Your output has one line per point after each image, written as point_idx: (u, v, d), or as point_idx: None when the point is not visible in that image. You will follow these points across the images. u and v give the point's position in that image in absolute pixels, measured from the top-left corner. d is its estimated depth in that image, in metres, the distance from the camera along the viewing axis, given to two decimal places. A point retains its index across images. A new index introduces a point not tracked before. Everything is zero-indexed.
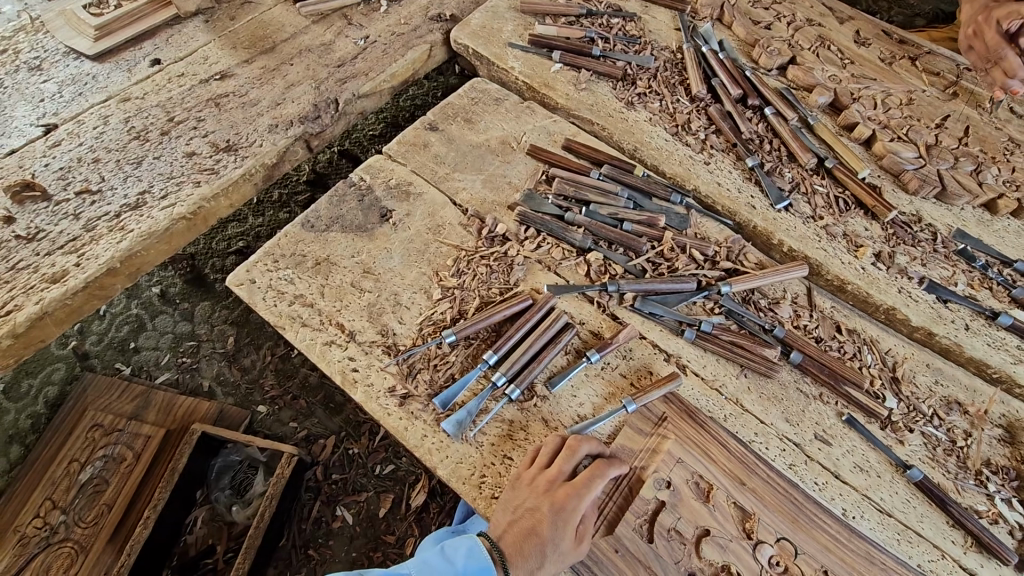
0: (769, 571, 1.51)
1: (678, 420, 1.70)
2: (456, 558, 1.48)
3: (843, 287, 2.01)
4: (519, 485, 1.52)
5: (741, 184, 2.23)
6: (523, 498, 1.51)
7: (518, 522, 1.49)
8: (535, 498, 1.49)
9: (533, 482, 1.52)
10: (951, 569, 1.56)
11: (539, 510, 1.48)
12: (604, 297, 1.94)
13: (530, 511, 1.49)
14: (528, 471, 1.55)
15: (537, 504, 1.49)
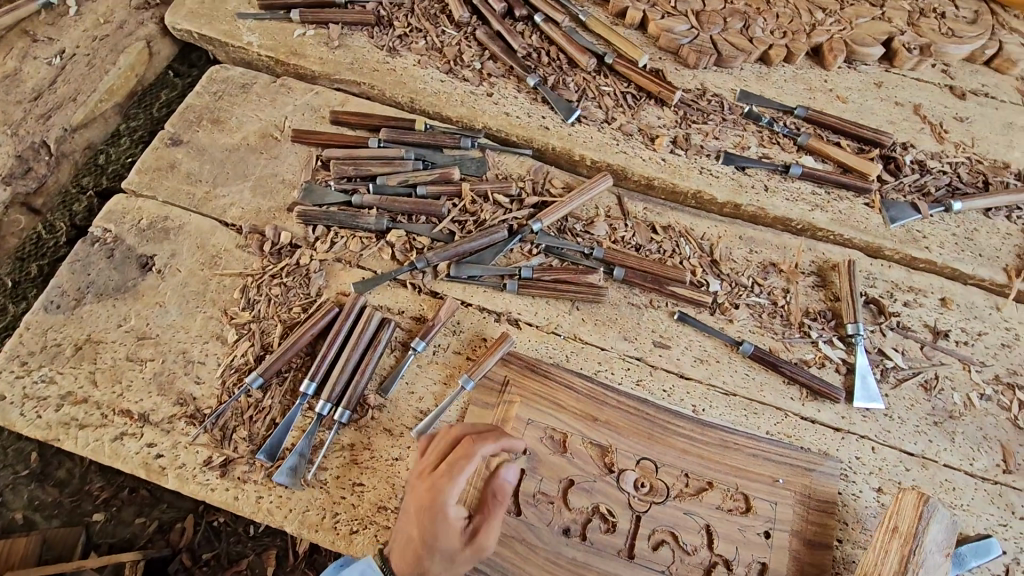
0: (637, 495, 1.52)
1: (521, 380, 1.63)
2: None
3: (650, 184, 2.00)
4: (409, 487, 1.36)
5: (529, 107, 2.09)
6: (410, 502, 1.34)
7: (406, 529, 1.33)
8: (418, 502, 1.32)
9: (420, 484, 1.34)
10: (793, 423, 1.67)
11: (421, 516, 1.31)
12: (417, 276, 1.79)
13: (413, 516, 1.32)
14: (421, 468, 1.37)
15: (418, 510, 1.31)
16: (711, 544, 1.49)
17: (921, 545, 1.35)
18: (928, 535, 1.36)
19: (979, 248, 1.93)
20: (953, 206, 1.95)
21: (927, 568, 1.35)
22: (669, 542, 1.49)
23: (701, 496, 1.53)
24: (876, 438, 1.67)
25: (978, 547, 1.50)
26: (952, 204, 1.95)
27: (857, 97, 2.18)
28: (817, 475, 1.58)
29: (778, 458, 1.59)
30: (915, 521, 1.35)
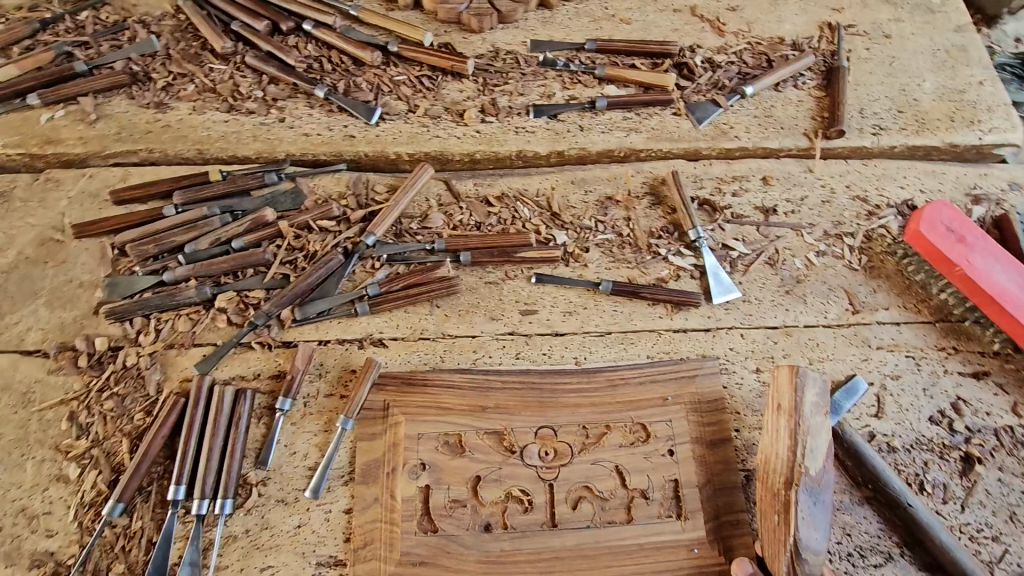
0: (545, 464, 1.52)
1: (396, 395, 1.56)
2: None
3: (473, 160, 1.96)
4: None
5: (326, 120, 1.97)
6: None
7: None
8: None
9: None
10: (668, 340, 1.73)
11: None
12: (262, 332, 1.66)
13: None
14: None
15: None
16: (626, 482, 1.52)
17: (805, 415, 1.31)
18: (810, 400, 1.32)
19: (780, 122, 2.07)
20: (746, 92, 2.06)
21: (817, 434, 1.31)
22: (587, 496, 1.51)
23: (603, 441, 1.56)
24: (742, 324, 1.77)
25: (847, 389, 1.67)
26: (745, 90, 2.06)
27: (639, 15, 2.23)
28: (700, 378, 1.66)
29: (662, 377, 1.65)
30: (791, 393, 1.32)
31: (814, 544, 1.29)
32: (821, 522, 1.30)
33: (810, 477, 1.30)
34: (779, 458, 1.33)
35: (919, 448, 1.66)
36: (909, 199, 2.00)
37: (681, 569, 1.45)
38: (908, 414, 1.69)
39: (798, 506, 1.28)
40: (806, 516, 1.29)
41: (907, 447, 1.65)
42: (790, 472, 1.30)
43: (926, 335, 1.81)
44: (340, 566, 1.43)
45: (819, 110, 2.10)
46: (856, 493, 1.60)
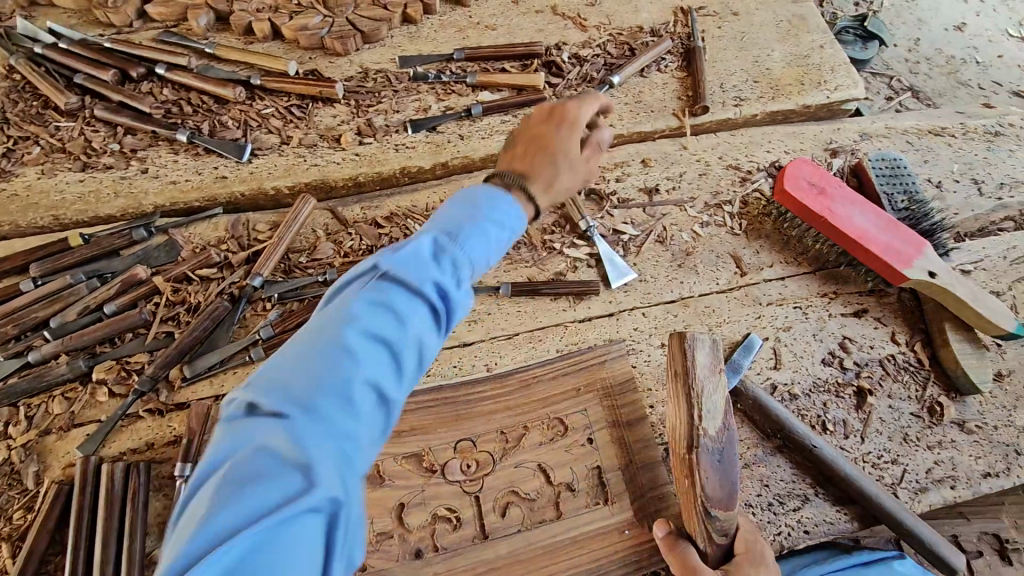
0: (468, 477, 1.52)
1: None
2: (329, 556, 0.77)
3: (357, 183, 1.92)
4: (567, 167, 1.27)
5: (194, 165, 1.87)
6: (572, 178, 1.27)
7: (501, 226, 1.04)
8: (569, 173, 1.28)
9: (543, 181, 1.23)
10: (574, 332, 1.77)
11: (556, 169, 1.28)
12: (151, 397, 1.55)
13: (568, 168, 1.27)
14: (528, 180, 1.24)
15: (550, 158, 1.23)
16: (550, 478, 1.54)
17: (698, 374, 1.32)
18: (701, 363, 1.33)
19: (650, 106, 2.16)
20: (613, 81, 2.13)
21: (712, 392, 1.32)
22: (514, 500, 1.51)
23: (523, 442, 1.57)
24: (642, 304, 1.84)
25: (744, 349, 1.77)
26: (612, 80, 2.13)
27: (503, 20, 2.28)
28: (609, 361, 1.69)
29: (573, 369, 1.67)
30: (682, 356, 1.33)
31: (721, 501, 1.26)
32: (727, 479, 1.27)
33: (710, 439, 1.29)
34: (681, 423, 1.32)
35: (817, 391, 1.77)
36: (776, 161, 2.14)
37: (616, 553, 1.47)
38: (803, 360, 1.81)
39: (702, 465, 1.26)
40: (711, 475, 1.27)
41: (806, 392, 1.76)
42: (690, 432, 1.29)
43: (809, 285, 1.93)
44: None
45: (683, 90, 2.21)
46: (768, 444, 1.69)
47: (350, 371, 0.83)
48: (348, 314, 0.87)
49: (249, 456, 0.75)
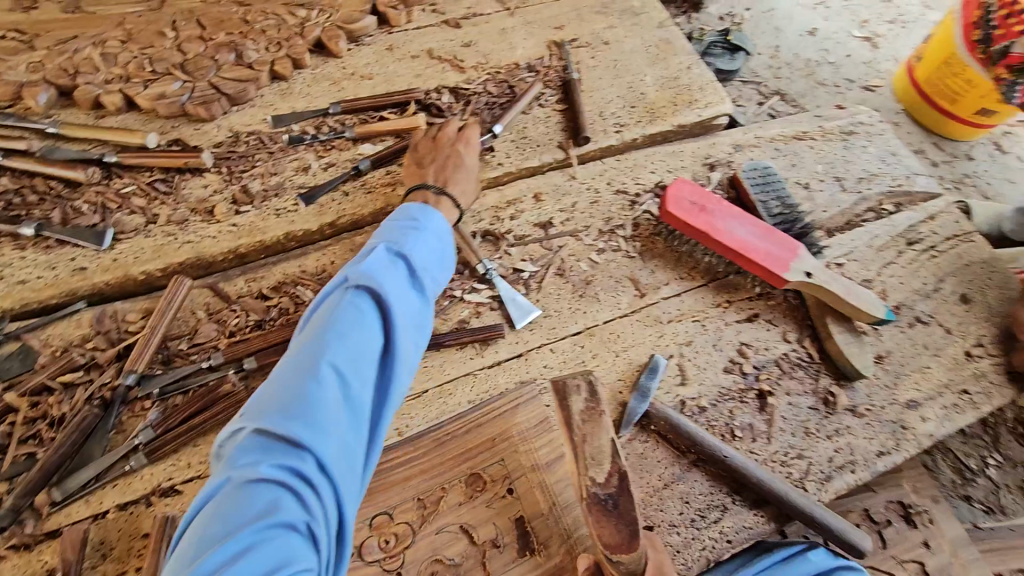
0: (387, 554, 1.45)
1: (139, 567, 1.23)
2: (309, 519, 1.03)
3: (238, 254, 1.81)
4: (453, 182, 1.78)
5: (46, 259, 1.71)
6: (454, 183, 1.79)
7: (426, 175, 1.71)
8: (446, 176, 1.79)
9: None
10: (484, 378, 1.75)
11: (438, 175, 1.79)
12: (14, 532, 1.38)
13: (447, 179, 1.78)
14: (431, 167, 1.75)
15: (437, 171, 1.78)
16: (473, 538, 1.49)
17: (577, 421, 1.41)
18: (576, 410, 1.42)
19: (534, 141, 2.21)
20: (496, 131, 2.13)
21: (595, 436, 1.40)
22: (440, 570, 1.45)
23: (441, 505, 1.52)
24: (549, 340, 1.85)
25: (652, 371, 1.82)
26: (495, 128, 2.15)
27: (379, 68, 2.24)
28: (523, 407, 1.68)
29: (485, 419, 1.65)
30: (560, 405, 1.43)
31: (625, 539, 1.31)
32: (627, 517, 1.33)
33: (599, 484, 1.36)
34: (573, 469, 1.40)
35: (723, 400, 1.84)
36: (660, 181, 2.23)
37: None
38: (706, 372, 1.88)
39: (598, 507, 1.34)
40: (609, 514, 1.33)
41: (713, 403, 1.83)
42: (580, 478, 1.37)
43: (703, 297, 2.02)
44: None
45: (565, 122, 2.27)
46: (683, 462, 1.72)
47: (315, 418, 1.10)
48: (303, 377, 1.14)
49: (307, 390, 1.12)
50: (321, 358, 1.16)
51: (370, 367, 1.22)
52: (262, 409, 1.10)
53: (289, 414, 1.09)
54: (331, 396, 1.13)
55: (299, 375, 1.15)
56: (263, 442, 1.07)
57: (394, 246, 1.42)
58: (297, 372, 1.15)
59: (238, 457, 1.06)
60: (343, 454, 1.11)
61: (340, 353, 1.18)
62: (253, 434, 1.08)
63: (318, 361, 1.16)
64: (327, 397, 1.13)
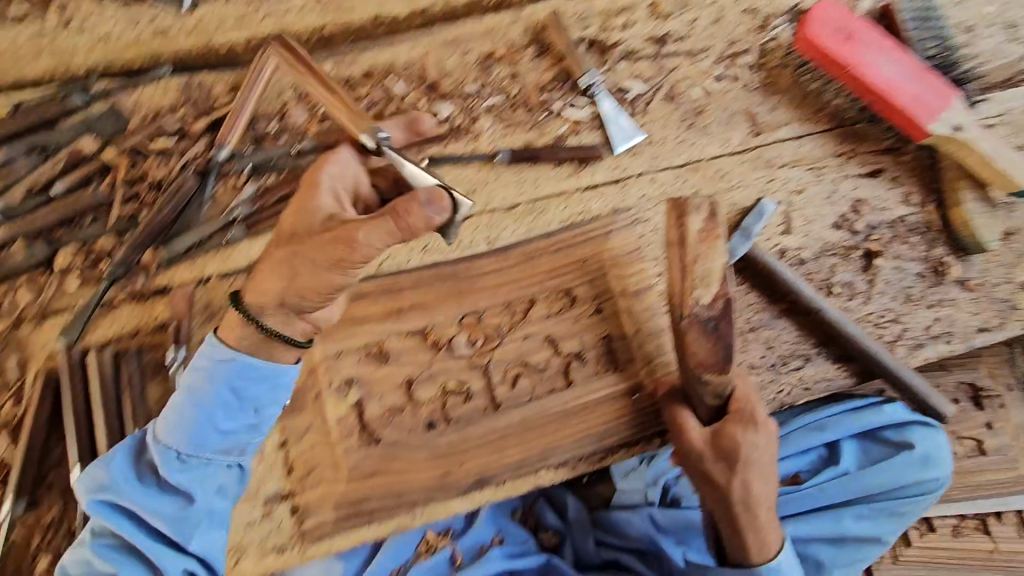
0: (475, 351, 1.48)
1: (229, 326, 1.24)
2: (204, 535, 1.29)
3: (324, 36, 1.66)
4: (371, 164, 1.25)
5: (124, 13, 1.57)
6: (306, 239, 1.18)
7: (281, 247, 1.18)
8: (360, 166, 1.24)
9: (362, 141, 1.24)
10: (578, 200, 1.64)
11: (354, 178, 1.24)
12: (127, 284, 1.43)
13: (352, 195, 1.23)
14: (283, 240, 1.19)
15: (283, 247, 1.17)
16: (558, 349, 1.51)
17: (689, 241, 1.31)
18: (695, 229, 1.30)
19: None
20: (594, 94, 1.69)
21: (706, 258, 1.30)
22: (524, 372, 1.48)
23: (530, 314, 1.52)
24: (650, 169, 1.69)
25: (757, 213, 1.67)
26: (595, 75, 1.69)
27: None
28: (614, 233, 1.62)
29: (577, 239, 1.59)
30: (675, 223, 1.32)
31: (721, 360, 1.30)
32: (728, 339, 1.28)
33: (703, 305, 1.29)
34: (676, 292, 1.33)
35: (826, 256, 1.72)
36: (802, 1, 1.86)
37: (622, 416, 1.51)
38: (814, 224, 1.73)
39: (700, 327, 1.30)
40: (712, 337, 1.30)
41: (815, 256, 1.71)
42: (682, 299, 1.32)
43: (825, 144, 1.79)
44: (290, 497, 1.40)
45: None
46: (773, 309, 1.66)
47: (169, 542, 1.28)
48: (171, 487, 1.28)
49: (186, 444, 1.26)
50: (206, 412, 1.24)
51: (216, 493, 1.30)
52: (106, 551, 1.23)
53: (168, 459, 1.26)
54: (206, 458, 1.28)
55: (193, 411, 1.24)
56: (121, 492, 1.24)
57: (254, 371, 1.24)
58: (178, 425, 1.25)
59: (98, 494, 1.24)
60: (194, 527, 1.28)
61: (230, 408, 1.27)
62: (107, 488, 1.23)
63: (197, 424, 1.25)
64: (200, 455, 1.28)
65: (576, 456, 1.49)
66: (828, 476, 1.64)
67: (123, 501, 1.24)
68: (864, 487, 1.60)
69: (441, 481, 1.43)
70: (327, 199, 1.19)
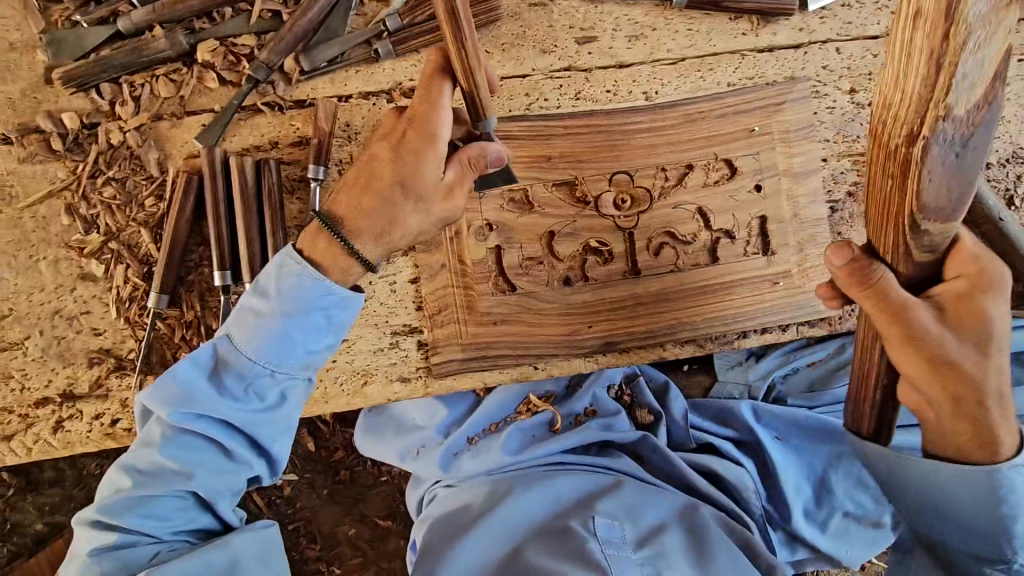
0: (622, 213, 1.39)
1: (348, 190, 1.04)
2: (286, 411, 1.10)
3: None
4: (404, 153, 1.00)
5: None
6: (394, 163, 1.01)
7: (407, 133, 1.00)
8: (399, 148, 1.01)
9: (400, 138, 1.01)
10: (753, 63, 1.44)
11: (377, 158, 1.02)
12: (267, 91, 1.34)
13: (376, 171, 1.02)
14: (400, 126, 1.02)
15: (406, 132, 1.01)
16: (708, 224, 1.40)
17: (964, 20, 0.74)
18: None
19: None
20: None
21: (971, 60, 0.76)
22: (669, 242, 1.40)
23: (685, 182, 1.40)
24: (838, 37, 1.47)
25: None
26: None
27: None
28: (790, 104, 1.43)
29: (748, 106, 1.41)
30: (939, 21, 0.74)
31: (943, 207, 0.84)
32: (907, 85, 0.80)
33: (952, 127, 0.79)
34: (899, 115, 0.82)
35: (1013, 163, 1.52)
36: None
37: (764, 301, 1.42)
38: (1011, 127, 1.52)
39: (931, 163, 0.81)
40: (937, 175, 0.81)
41: (1002, 162, 1.52)
42: (914, 119, 0.80)
43: None
44: (417, 332, 1.40)
45: None
46: None
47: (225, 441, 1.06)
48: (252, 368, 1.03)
49: (250, 373, 1.03)
50: (298, 318, 1.01)
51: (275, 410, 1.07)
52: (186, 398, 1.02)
53: (242, 375, 1.03)
54: (275, 381, 1.05)
55: (286, 316, 1.01)
56: (196, 400, 1.01)
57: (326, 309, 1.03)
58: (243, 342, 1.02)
59: (171, 392, 1.02)
60: (274, 436, 1.08)
61: (317, 322, 1.03)
62: (184, 389, 1.02)
63: (277, 338, 1.01)
64: (266, 383, 1.04)
65: (705, 335, 1.42)
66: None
67: (189, 404, 1.02)
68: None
69: (567, 339, 1.39)
70: (447, 99, 0.99)
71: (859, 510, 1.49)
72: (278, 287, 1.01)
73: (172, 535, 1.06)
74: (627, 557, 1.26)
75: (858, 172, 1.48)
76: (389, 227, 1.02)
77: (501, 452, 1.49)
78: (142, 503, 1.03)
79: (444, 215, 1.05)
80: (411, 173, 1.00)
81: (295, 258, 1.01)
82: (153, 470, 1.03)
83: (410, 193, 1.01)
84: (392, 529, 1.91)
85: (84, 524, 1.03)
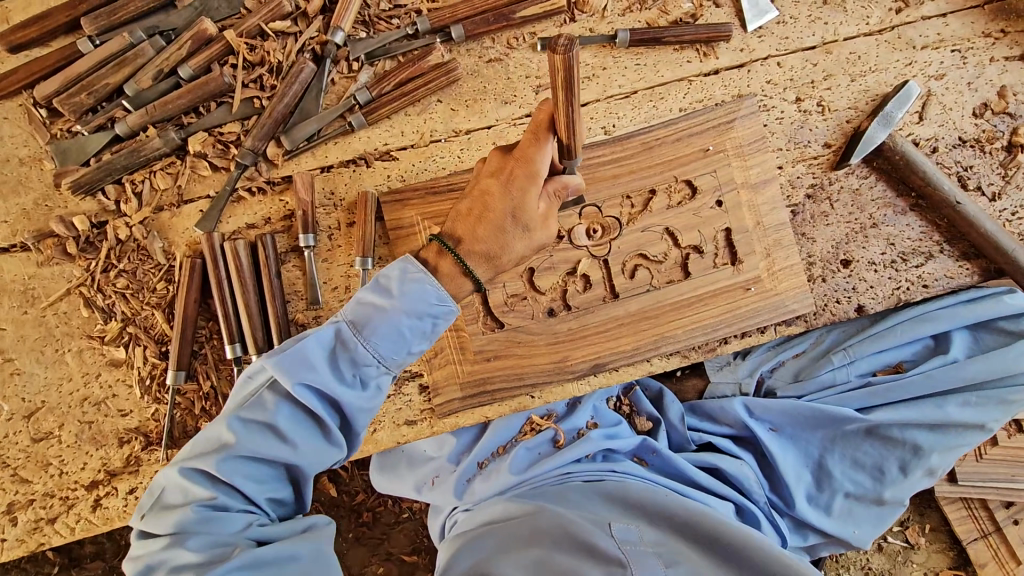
0: (594, 242, 1.48)
1: (463, 220, 1.13)
2: (375, 404, 1.12)
3: None
4: (510, 188, 1.09)
5: None
6: (500, 197, 1.10)
7: (512, 175, 1.09)
8: (500, 184, 1.10)
9: (506, 175, 1.10)
10: (700, 87, 1.55)
11: (485, 195, 1.11)
12: (254, 174, 1.45)
13: (481, 204, 1.11)
14: (504, 163, 1.11)
15: (500, 176, 1.10)
16: (677, 242, 1.49)
17: None
18: None
19: None
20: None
21: None
22: (642, 263, 1.49)
23: (650, 206, 1.49)
24: (778, 52, 1.56)
25: (901, 96, 1.52)
26: None
27: None
28: (739, 120, 1.51)
29: (702, 125, 1.50)
30: None
31: None
32: None
33: None
34: None
35: (960, 147, 1.59)
36: None
37: (739, 306, 1.50)
38: (953, 113, 1.59)
39: None
40: None
41: (948, 148, 1.59)
42: None
43: (974, 22, 1.59)
44: (417, 377, 1.50)
45: None
46: (900, 204, 1.58)
47: (323, 423, 1.09)
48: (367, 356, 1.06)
49: (363, 360, 1.07)
50: (412, 317, 1.06)
51: (373, 400, 1.11)
52: (305, 376, 1.04)
53: (356, 360, 1.07)
54: (380, 371, 1.09)
55: (404, 313, 1.05)
56: (314, 375, 1.05)
57: (437, 304, 1.07)
58: (363, 329, 1.06)
59: (292, 362, 1.04)
60: (364, 422, 1.13)
61: (425, 325, 1.07)
62: (305, 360, 1.04)
63: (393, 330, 1.06)
64: (373, 372, 1.08)
65: (689, 346, 1.50)
66: (934, 364, 1.56)
67: (309, 380, 1.04)
68: (975, 372, 1.52)
69: (559, 366, 1.47)
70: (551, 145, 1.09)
71: (859, 490, 1.55)
72: (401, 286, 1.05)
73: (260, 502, 1.08)
74: (645, 550, 1.17)
75: (813, 174, 1.57)
76: (500, 251, 1.12)
77: (508, 472, 1.50)
78: (244, 465, 1.05)
79: (543, 239, 1.15)
80: (519, 207, 1.09)
81: (417, 263, 1.07)
82: (258, 433, 1.05)
83: (518, 224, 1.11)
84: (419, 563, 1.97)
85: (184, 474, 1.04)
